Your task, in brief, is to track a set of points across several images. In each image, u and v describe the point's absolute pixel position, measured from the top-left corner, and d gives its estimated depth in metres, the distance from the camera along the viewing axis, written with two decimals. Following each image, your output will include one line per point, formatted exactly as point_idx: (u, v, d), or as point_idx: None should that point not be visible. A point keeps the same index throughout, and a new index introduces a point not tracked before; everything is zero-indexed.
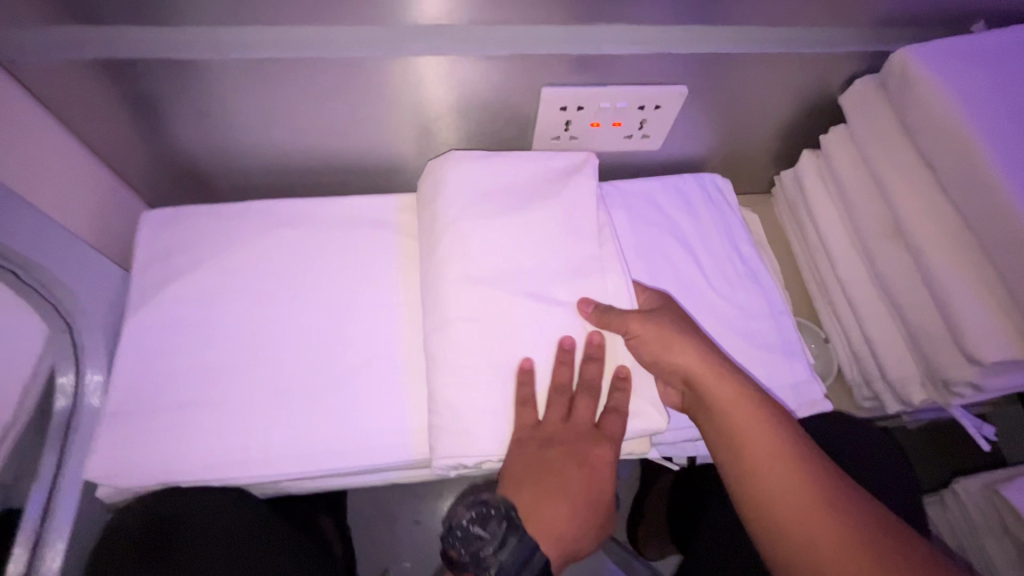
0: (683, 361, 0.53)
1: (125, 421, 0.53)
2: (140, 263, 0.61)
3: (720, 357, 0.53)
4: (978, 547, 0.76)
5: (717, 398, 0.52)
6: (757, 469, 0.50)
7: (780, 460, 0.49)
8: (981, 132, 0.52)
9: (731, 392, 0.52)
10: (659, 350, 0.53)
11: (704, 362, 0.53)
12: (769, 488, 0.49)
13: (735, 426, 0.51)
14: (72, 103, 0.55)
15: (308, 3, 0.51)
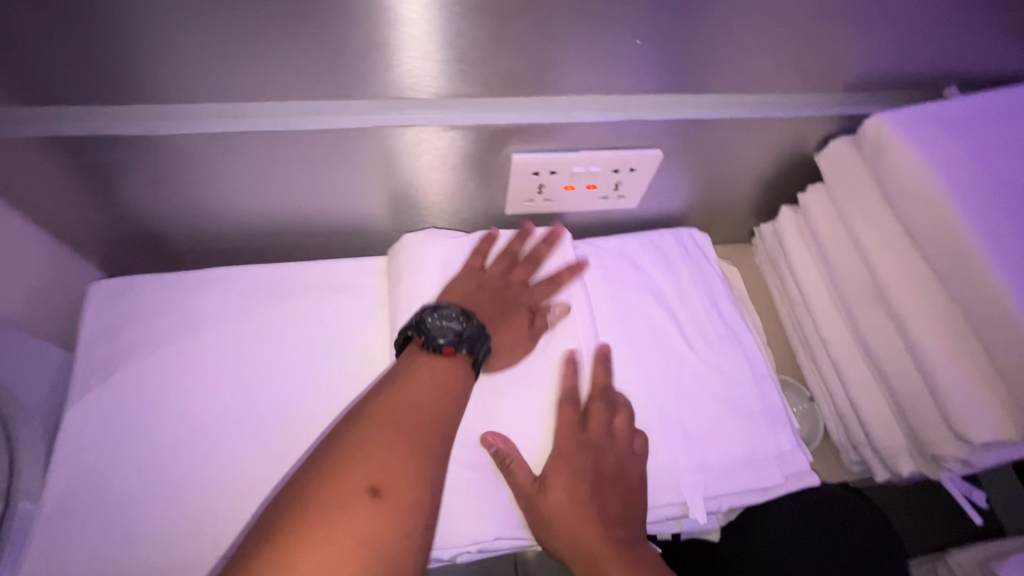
0: (559, 507, 0.51)
1: (61, 523, 0.49)
2: (86, 342, 0.58)
3: (599, 510, 0.52)
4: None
5: (567, 542, 0.51)
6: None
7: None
8: (959, 202, 0.51)
9: (583, 527, 0.51)
10: (553, 485, 0.52)
11: (574, 510, 0.52)
12: None
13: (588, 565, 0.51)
14: (12, 178, 0.52)
15: (261, 75, 0.49)
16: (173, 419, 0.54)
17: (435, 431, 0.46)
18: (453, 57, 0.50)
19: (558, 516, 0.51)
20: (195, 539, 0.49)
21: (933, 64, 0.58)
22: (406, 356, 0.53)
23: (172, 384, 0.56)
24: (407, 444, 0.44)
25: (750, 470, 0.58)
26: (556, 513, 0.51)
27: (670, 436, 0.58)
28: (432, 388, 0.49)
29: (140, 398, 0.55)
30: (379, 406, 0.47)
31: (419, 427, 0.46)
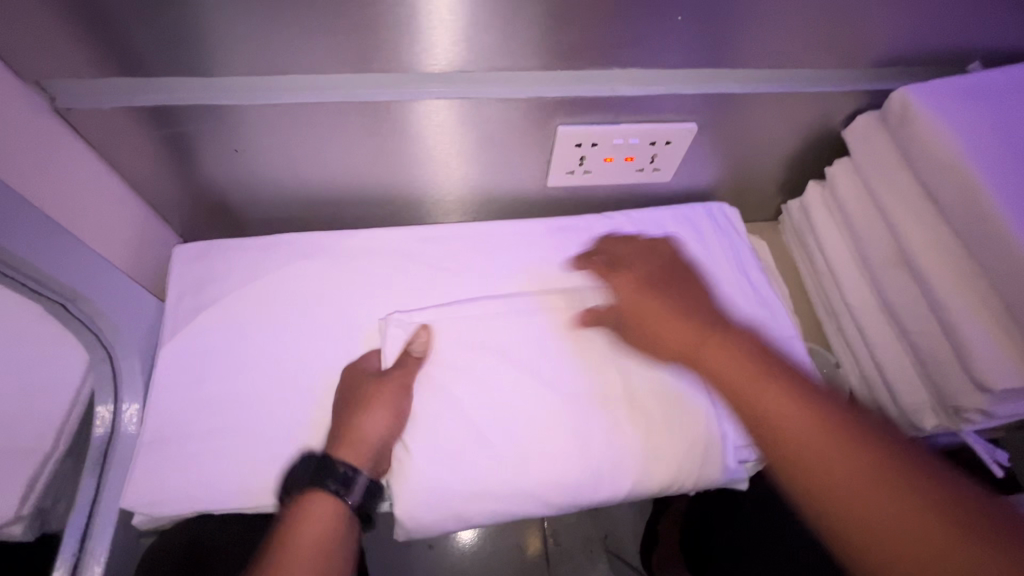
0: (723, 367, 0.52)
1: (160, 449, 0.55)
2: (172, 293, 0.64)
3: (755, 346, 0.53)
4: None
5: (771, 409, 0.48)
6: (820, 460, 0.45)
7: (842, 450, 0.45)
8: (981, 167, 0.55)
9: (765, 387, 0.49)
10: (706, 362, 0.53)
11: (736, 360, 0.52)
12: (837, 480, 0.44)
13: (779, 429, 0.47)
14: (118, 145, 0.59)
15: (338, 52, 0.54)
16: (251, 363, 0.60)
17: (327, 555, 0.49)
18: (511, 34, 0.55)
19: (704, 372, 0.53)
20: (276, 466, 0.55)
21: (957, 41, 0.61)
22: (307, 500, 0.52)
23: (249, 333, 0.61)
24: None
25: None
26: (711, 370, 0.53)
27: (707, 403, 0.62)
28: (324, 544, 0.50)
29: (221, 345, 0.61)
30: (283, 558, 0.48)
31: (327, 555, 0.49)
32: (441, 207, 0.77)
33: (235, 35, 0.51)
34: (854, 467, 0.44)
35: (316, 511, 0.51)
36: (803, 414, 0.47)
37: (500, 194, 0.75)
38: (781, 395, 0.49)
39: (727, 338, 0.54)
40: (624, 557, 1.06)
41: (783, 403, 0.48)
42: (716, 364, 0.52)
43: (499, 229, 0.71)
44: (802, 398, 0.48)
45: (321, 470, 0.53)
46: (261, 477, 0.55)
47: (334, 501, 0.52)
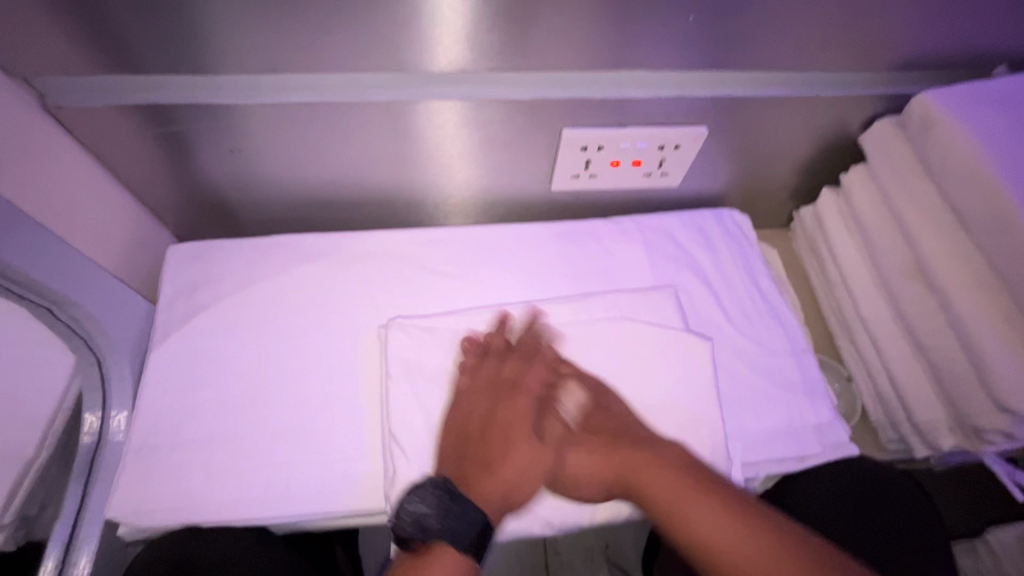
0: (656, 486, 0.49)
1: (147, 457, 0.54)
2: (164, 296, 0.62)
3: (671, 458, 0.50)
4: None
5: (640, 474, 0.50)
6: (737, 555, 0.43)
7: (703, 501, 0.46)
8: (1009, 177, 0.52)
9: (638, 457, 0.51)
10: (638, 477, 0.50)
11: (658, 472, 0.49)
12: (693, 524, 0.46)
13: (632, 472, 0.50)
14: (111, 144, 0.58)
15: (336, 50, 0.53)
16: (243, 369, 0.58)
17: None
18: (517, 33, 0.53)
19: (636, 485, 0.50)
20: (266, 477, 0.54)
21: (981, 45, 0.59)
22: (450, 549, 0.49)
23: (242, 338, 0.60)
24: None
25: (788, 438, 0.59)
26: (641, 482, 0.50)
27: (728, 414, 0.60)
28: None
29: (213, 350, 0.59)
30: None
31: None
32: (442, 209, 0.75)
33: (230, 31, 0.50)
34: (771, 557, 0.42)
35: (436, 568, 0.48)
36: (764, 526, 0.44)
37: (503, 197, 0.73)
38: (665, 475, 0.49)
39: (648, 455, 0.51)
40: (625, 567, 1.04)
41: (705, 519, 0.45)
42: (640, 468, 0.50)
43: (503, 232, 0.69)
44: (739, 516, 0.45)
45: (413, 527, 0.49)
46: (251, 488, 0.53)
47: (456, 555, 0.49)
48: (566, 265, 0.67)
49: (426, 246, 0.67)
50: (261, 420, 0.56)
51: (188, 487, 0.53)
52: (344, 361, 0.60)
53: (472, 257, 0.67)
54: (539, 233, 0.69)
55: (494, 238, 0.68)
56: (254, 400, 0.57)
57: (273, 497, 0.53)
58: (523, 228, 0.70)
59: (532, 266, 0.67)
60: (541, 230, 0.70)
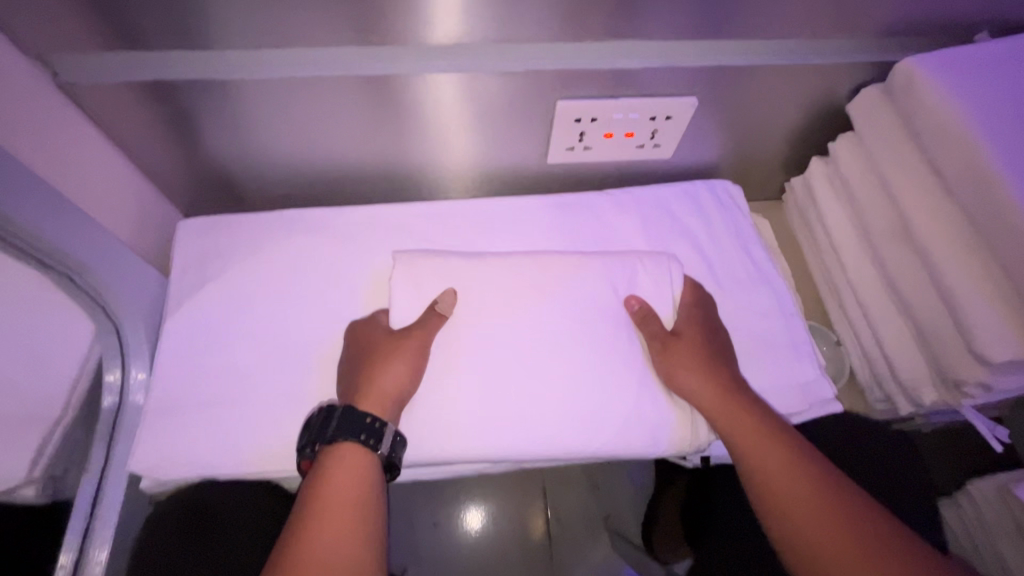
0: (700, 397, 0.58)
1: (163, 418, 0.57)
2: (175, 269, 0.64)
3: (720, 377, 0.59)
4: (993, 552, 0.74)
5: (727, 415, 0.57)
6: (822, 525, 0.50)
7: (794, 477, 0.53)
8: (985, 137, 0.54)
9: (728, 399, 0.57)
10: (680, 381, 0.58)
11: (706, 389, 0.58)
12: (767, 476, 0.54)
13: (716, 410, 0.57)
14: (121, 120, 0.60)
15: (336, 23, 0.54)
16: (252, 336, 0.61)
17: (362, 511, 0.51)
18: (510, 4, 0.55)
19: (692, 398, 0.58)
20: (278, 436, 0.57)
21: (964, 10, 0.60)
22: (330, 454, 0.53)
23: (250, 306, 0.62)
24: (353, 516, 0.50)
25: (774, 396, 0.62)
26: (696, 397, 0.58)
27: None
28: (354, 479, 0.52)
29: (224, 319, 0.62)
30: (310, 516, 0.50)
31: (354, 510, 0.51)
32: (442, 182, 0.77)
33: (236, 5, 0.51)
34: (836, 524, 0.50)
35: (336, 473, 0.52)
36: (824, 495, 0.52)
37: (500, 169, 0.75)
38: (746, 422, 0.56)
39: (748, 407, 0.57)
40: (626, 535, 1.07)
41: (785, 471, 0.53)
42: (720, 404, 0.57)
43: (501, 203, 0.71)
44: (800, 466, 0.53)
45: (347, 420, 0.54)
46: (265, 445, 0.56)
47: (364, 450, 0.54)
48: (561, 235, 0.70)
49: (426, 216, 0.70)
50: (272, 381, 0.59)
51: (203, 444, 0.56)
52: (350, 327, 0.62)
53: (470, 227, 0.69)
54: (537, 203, 0.72)
55: (491, 209, 0.71)
56: (264, 363, 0.60)
57: (286, 454, 0.56)
58: (520, 200, 0.72)
59: (529, 237, 0.69)
60: (537, 202, 0.72)
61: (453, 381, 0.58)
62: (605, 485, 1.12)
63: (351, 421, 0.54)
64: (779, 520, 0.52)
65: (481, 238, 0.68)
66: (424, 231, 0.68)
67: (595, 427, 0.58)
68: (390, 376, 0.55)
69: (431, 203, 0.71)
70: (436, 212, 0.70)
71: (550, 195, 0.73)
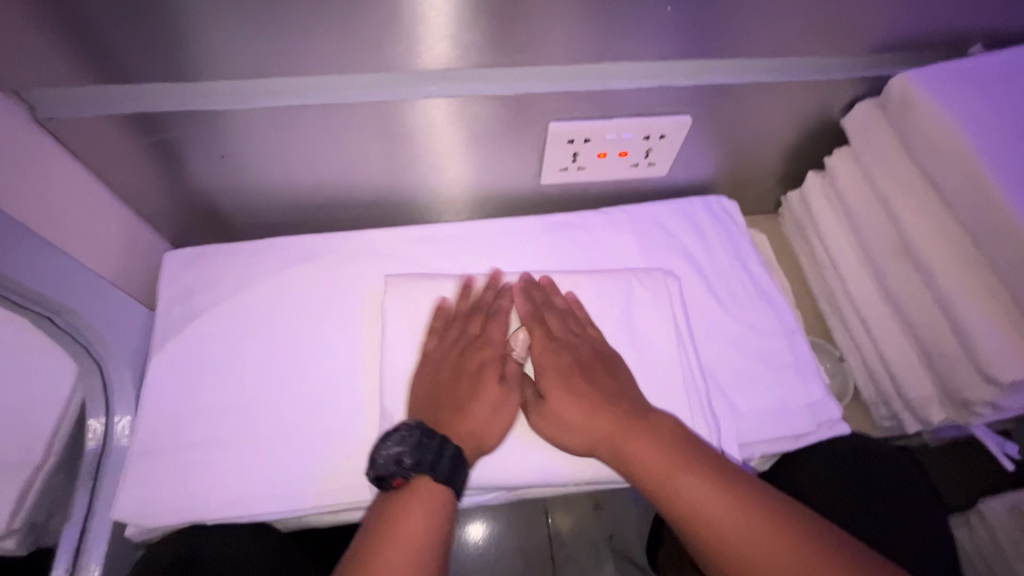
0: (570, 418, 0.55)
1: (148, 461, 0.55)
2: (162, 303, 0.63)
3: (597, 397, 0.55)
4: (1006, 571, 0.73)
5: (606, 433, 0.54)
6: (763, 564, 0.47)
7: (732, 513, 0.49)
8: (985, 152, 0.53)
9: (603, 416, 0.55)
10: (552, 403, 0.55)
11: (585, 410, 0.55)
12: (690, 506, 0.50)
13: (607, 432, 0.54)
14: (103, 154, 0.58)
15: (321, 51, 0.53)
16: (242, 371, 0.59)
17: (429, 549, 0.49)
18: (499, 29, 0.54)
19: (558, 420, 0.55)
20: (269, 477, 0.55)
21: (955, 25, 0.60)
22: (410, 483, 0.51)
23: (239, 340, 0.61)
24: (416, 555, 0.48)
25: (779, 419, 0.61)
26: (562, 416, 0.55)
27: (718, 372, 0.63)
28: (432, 513, 0.50)
29: (211, 355, 0.60)
30: (382, 551, 0.48)
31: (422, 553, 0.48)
32: (434, 205, 0.75)
33: (218, 37, 0.50)
34: (784, 560, 0.46)
35: (413, 505, 0.50)
36: (767, 532, 0.47)
37: (493, 191, 0.74)
38: (652, 446, 0.52)
39: (646, 429, 0.53)
40: (631, 556, 1.05)
41: (710, 504, 0.49)
42: (654, 433, 0.53)
43: (495, 226, 0.70)
44: (736, 500, 0.49)
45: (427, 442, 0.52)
46: (255, 487, 0.54)
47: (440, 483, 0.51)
48: (556, 257, 0.68)
49: (419, 241, 0.68)
50: (262, 418, 0.57)
51: (191, 488, 0.54)
52: (342, 359, 0.60)
53: (463, 252, 0.68)
54: (531, 225, 0.70)
55: (485, 232, 0.69)
56: (255, 399, 0.58)
57: (277, 495, 0.54)
58: (514, 222, 0.70)
59: (525, 260, 0.68)
60: (532, 224, 0.71)
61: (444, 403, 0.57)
62: (608, 506, 1.10)
63: (422, 442, 0.52)
64: (713, 555, 0.48)
65: (475, 262, 0.67)
66: (416, 257, 0.67)
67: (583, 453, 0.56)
68: (485, 399, 0.55)
69: (423, 227, 0.69)
70: (428, 237, 0.69)
71: (544, 216, 0.71)
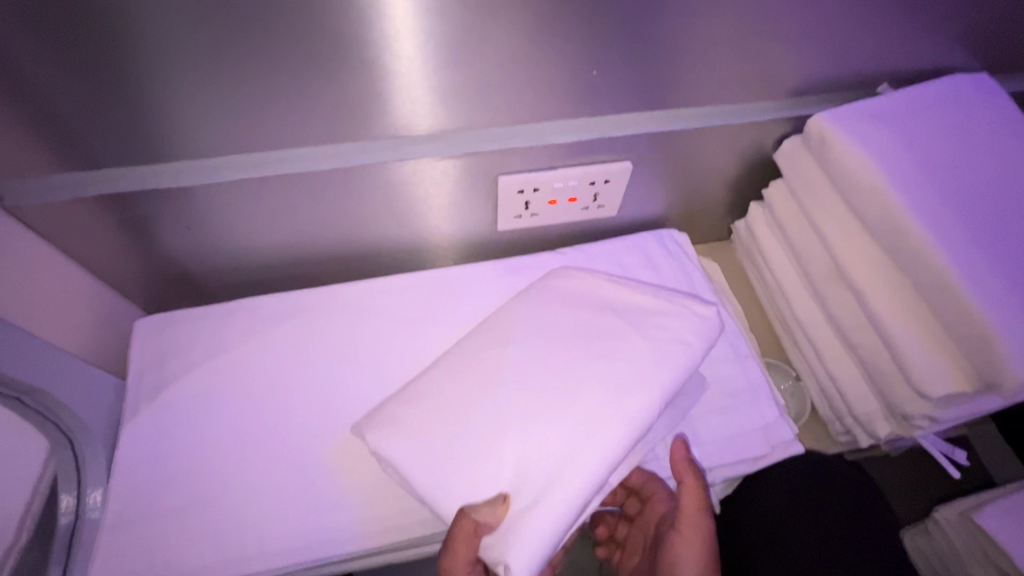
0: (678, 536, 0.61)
1: (121, 531, 0.55)
2: (133, 370, 0.64)
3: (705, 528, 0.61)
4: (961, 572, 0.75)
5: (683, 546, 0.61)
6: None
7: None
8: (897, 185, 0.58)
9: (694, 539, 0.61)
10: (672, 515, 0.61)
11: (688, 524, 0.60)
12: None
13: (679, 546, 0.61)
14: (69, 233, 0.61)
15: (274, 129, 0.57)
16: (212, 434, 0.61)
17: None
18: (443, 98, 0.58)
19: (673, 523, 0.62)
20: (243, 539, 0.56)
21: (863, 68, 0.65)
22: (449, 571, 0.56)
23: (208, 405, 0.62)
24: None
25: (735, 443, 0.63)
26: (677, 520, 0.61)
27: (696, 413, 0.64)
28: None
29: (181, 421, 0.61)
30: None
31: None
32: (398, 257, 0.78)
33: (178, 123, 0.54)
34: None
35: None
36: None
37: (454, 240, 0.77)
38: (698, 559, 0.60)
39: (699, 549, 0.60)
40: None
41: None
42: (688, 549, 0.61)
43: (455, 273, 0.73)
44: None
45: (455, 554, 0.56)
46: (228, 550, 0.55)
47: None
48: None
49: (384, 293, 0.71)
50: (233, 480, 0.58)
51: (164, 557, 0.55)
52: (312, 415, 0.62)
53: (427, 300, 0.70)
54: (490, 270, 0.73)
55: (447, 280, 0.72)
56: (225, 462, 0.59)
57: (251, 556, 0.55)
58: (474, 268, 0.73)
59: (486, 303, 0.70)
60: (492, 269, 0.74)
61: (422, 445, 0.54)
62: None
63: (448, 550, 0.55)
64: None
65: (438, 310, 0.70)
66: (382, 309, 0.69)
67: (556, 486, 0.51)
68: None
69: (387, 280, 0.72)
70: (392, 286, 0.71)
71: (504, 260, 0.75)
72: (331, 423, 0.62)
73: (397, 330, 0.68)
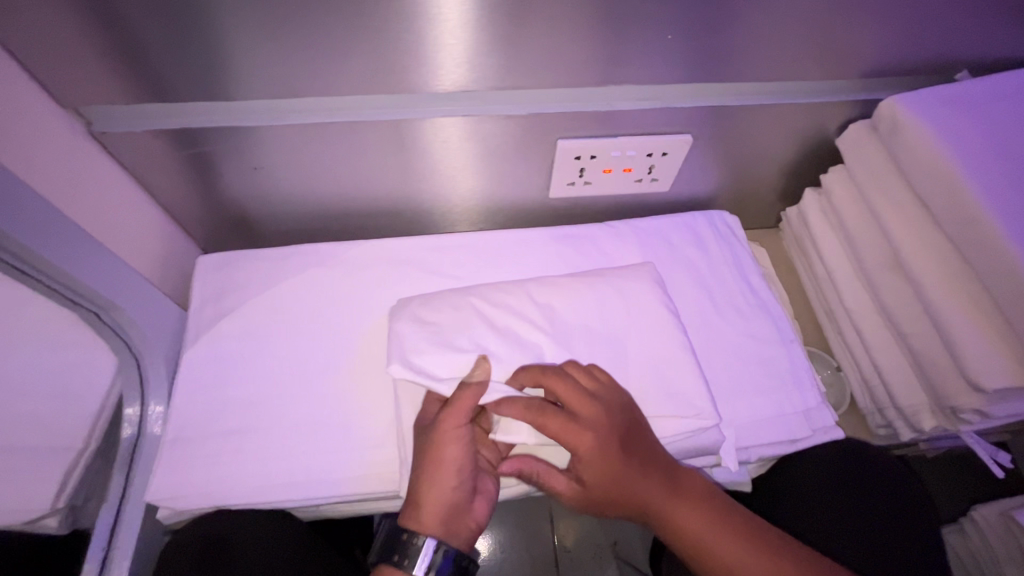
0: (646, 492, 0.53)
1: (178, 448, 0.59)
2: (194, 299, 0.67)
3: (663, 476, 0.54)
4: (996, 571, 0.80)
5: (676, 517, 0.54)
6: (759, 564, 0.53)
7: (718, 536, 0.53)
8: (970, 172, 0.56)
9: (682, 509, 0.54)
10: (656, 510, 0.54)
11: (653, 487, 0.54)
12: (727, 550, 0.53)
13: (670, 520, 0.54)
14: (145, 164, 0.64)
15: (348, 73, 0.58)
16: (266, 364, 0.63)
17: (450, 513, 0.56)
18: (514, 55, 0.58)
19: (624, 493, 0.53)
20: (290, 466, 0.58)
21: (942, 54, 0.64)
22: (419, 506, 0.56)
23: (263, 336, 0.65)
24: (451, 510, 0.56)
25: (776, 424, 0.63)
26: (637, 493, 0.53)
27: (747, 393, 0.64)
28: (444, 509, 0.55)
29: (237, 350, 0.64)
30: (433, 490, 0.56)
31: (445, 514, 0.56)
32: (449, 217, 0.80)
33: (255, 60, 0.55)
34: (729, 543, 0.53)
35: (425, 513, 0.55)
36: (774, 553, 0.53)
37: (505, 202, 0.78)
38: (692, 512, 0.54)
39: (683, 497, 0.54)
40: (633, 563, 1.06)
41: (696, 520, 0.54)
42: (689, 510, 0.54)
43: (504, 237, 0.74)
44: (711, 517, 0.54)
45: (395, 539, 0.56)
46: (275, 475, 0.58)
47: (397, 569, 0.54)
48: (561, 265, 0.71)
49: (434, 247, 0.72)
50: (285, 408, 0.61)
51: (218, 475, 0.57)
52: (362, 357, 0.65)
53: (474, 259, 0.71)
54: (537, 234, 0.74)
55: (495, 239, 0.73)
56: (277, 392, 0.62)
57: (298, 481, 0.58)
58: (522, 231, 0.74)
59: (532, 264, 0.71)
60: (539, 234, 0.74)
61: None
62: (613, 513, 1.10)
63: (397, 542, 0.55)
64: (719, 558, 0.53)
65: (485, 264, 0.71)
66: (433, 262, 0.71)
67: None
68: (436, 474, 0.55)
69: (439, 236, 0.73)
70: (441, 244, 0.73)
71: (557, 227, 0.75)
72: (379, 366, 0.64)
73: (448, 282, 0.69)
